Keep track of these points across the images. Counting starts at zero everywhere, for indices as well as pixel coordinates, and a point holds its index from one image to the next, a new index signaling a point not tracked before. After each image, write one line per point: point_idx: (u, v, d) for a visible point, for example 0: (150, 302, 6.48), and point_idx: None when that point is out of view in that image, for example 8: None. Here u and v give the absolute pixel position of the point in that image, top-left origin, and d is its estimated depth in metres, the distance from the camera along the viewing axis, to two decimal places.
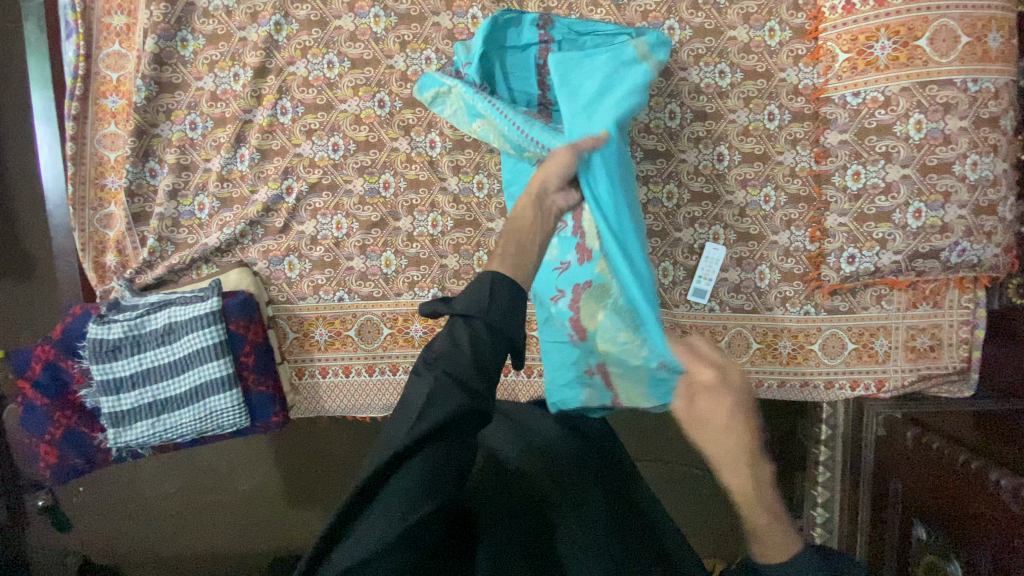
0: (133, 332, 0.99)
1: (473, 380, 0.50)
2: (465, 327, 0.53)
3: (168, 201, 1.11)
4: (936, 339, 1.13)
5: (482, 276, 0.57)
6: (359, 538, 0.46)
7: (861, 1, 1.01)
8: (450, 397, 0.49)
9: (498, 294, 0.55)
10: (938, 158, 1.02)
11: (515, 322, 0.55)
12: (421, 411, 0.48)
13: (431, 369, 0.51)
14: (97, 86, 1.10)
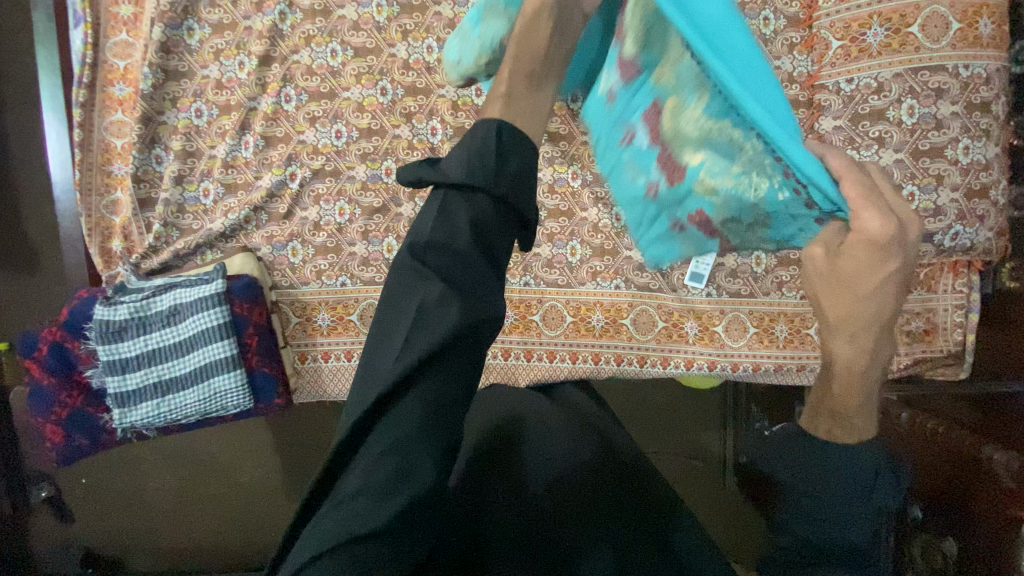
0: (138, 313, 1.01)
1: (468, 277, 0.51)
2: (454, 202, 0.53)
3: (173, 187, 1.12)
4: (931, 323, 1.14)
5: (482, 124, 0.57)
6: (347, 515, 0.45)
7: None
8: (445, 310, 0.49)
9: (507, 153, 0.55)
10: (931, 142, 1.04)
11: (524, 192, 0.54)
12: (407, 336, 0.49)
13: (422, 264, 0.52)
14: (105, 74, 1.12)
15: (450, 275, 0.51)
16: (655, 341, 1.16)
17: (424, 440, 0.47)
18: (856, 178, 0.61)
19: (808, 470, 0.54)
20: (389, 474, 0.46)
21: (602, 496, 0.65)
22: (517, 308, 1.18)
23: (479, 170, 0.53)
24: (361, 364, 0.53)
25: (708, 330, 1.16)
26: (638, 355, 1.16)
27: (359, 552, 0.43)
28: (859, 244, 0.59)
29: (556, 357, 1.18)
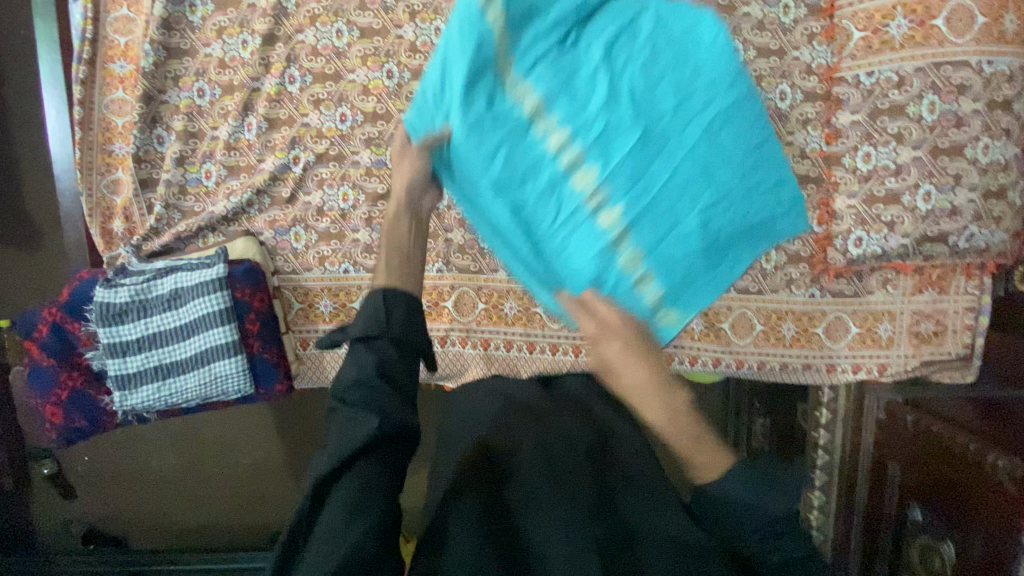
0: (139, 296, 1.00)
1: (381, 397, 0.57)
2: (361, 354, 0.60)
3: (175, 168, 1.11)
4: (941, 325, 1.13)
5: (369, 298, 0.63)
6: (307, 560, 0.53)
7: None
8: (360, 425, 0.56)
9: (393, 308, 0.62)
10: (951, 140, 1.00)
11: (415, 332, 0.62)
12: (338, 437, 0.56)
13: (339, 400, 0.58)
14: (105, 51, 1.09)
15: (362, 398, 0.57)
16: None
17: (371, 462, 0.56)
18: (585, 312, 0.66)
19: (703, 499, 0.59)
20: (342, 521, 0.53)
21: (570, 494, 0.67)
22: (521, 299, 1.16)
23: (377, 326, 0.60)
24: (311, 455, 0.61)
25: (714, 327, 1.16)
26: None
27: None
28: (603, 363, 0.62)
29: (559, 349, 1.17)
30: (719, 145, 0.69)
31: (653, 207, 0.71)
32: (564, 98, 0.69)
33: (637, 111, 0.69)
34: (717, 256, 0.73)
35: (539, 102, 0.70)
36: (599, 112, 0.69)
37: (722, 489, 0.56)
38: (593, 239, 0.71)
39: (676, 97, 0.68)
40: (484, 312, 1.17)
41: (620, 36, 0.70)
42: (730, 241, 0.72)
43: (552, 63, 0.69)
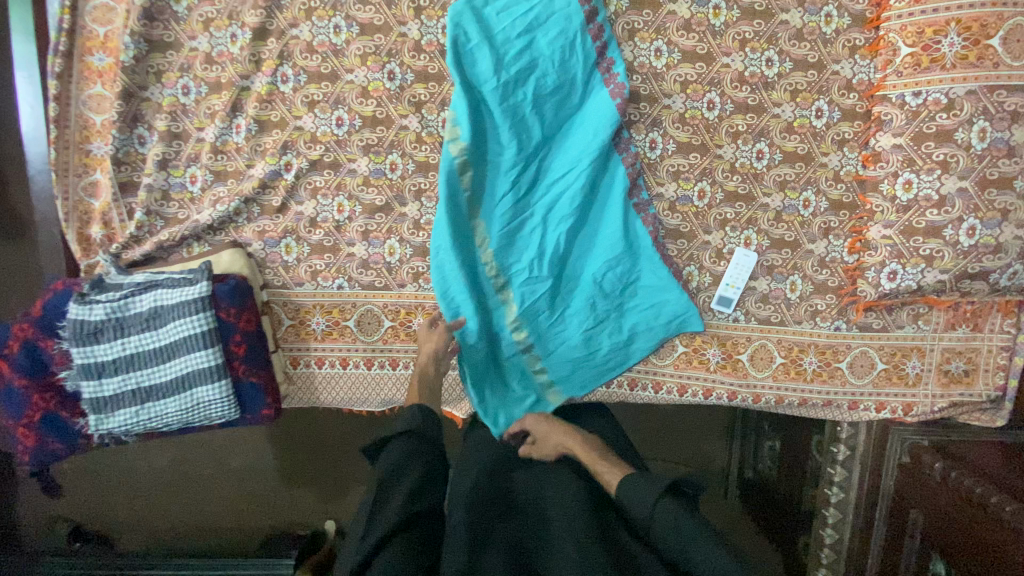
0: (116, 314, 0.93)
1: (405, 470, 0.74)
2: (395, 444, 0.79)
3: (157, 171, 1.02)
4: (973, 364, 1.06)
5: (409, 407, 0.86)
6: None
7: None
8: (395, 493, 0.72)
9: (419, 413, 0.84)
10: (1001, 171, 0.93)
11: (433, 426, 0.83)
12: (374, 511, 0.70)
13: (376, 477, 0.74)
14: (83, 42, 1.00)
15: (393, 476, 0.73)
16: (672, 366, 1.09)
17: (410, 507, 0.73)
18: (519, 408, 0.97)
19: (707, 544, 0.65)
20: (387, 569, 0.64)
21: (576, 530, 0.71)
22: None
23: (407, 423, 0.81)
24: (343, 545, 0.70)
25: (732, 358, 1.08)
26: (652, 380, 1.09)
27: None
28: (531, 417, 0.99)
29: None
30: (614, 277, 1.04)
31: (564, 327, 1.05)
32: (513, 246, 1.02)
33: (560, 253, 1.02)
34: (616, 363, 1.06)
35: (494, 248, 1.02)
36: (532, 259, 1.02)
37: (696, 531, 0.67)
38: (521, 345, 1.05)
39: (588, 247, 1.04)
40: None
41: (551, 201, 1.01)
42: (616, 348, 1.06)
43: (507, 223, 1.01)
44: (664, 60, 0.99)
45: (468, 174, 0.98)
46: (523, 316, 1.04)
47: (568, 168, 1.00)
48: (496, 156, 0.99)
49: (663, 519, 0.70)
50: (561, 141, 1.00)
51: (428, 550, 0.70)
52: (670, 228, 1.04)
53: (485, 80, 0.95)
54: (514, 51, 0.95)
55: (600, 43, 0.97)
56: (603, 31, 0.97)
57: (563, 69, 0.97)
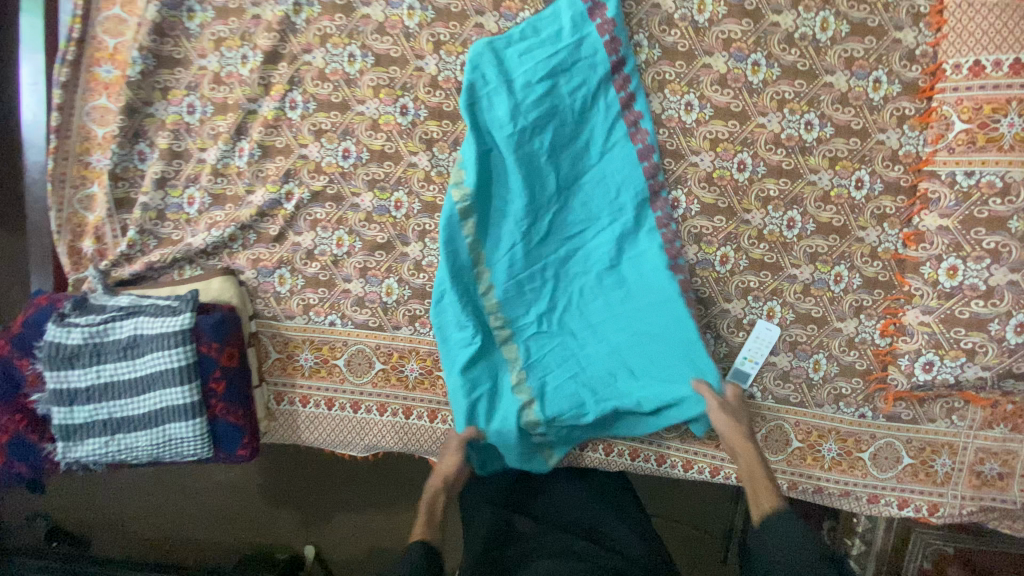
0: (94, 339, 0.88)
1: None
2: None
3: (154, 190, 0.98)
4: (1008, 467, 0.97)
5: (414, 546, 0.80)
6: None
7: (993, 66, 0.85)
8: None
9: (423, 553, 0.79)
10: None
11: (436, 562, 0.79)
12: None
13: None
14: (92, 52, 0.97)
15: None
16: (679, 439, 1.01)
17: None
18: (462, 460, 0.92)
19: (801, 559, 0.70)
20: None
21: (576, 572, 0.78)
22: None
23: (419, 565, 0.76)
24: None
25: None
26: (656, 453, 1.02)
27: None
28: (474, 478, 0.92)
29: None
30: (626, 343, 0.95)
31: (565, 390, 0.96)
32: (518, 297, 0.95)
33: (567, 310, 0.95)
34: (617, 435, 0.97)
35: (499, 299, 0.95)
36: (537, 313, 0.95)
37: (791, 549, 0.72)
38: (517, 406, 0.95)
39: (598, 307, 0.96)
40: None
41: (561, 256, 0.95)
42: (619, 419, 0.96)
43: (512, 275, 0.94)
44: (694, 115, 0.93)
45: (473, 219, 0.92)
46: (528, 380, 0.95)
47: (582, 224, 0.94)
48: (506, 204, 0.93)
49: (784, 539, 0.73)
50: (576, 193, 0.94)
51: None
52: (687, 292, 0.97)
53: (501, 125, 0.90)
54: (532, 97, 0.90)
55: (624, 95, 0.92)
56: (629, 81, 0.92)
57: (581, 122, 0.92)
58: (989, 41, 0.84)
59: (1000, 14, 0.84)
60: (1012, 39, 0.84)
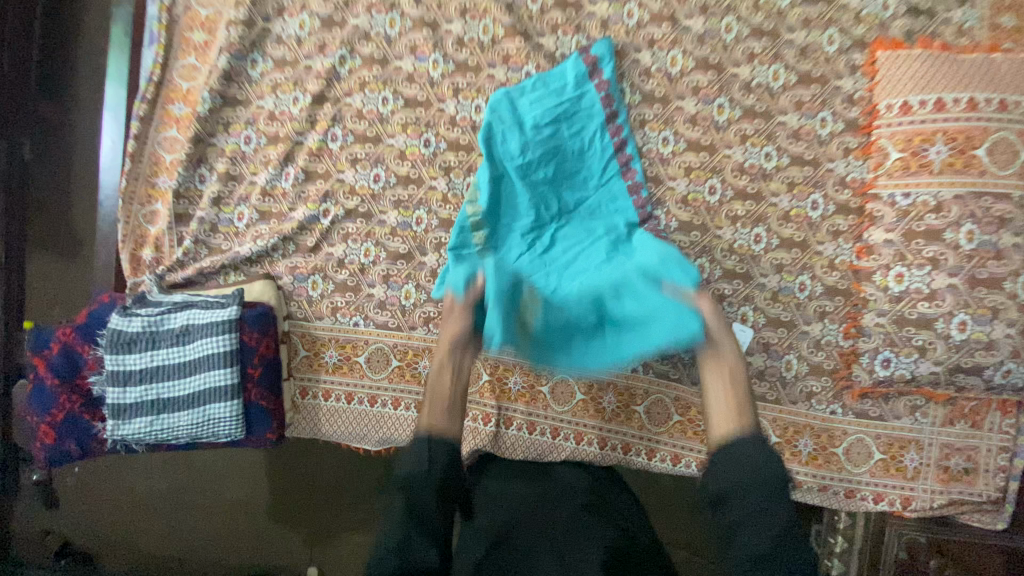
0: (151, 328, 1.01)
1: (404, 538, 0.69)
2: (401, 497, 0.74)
3: (211, 207, 1.15)
4: (973, 462, 1.05)
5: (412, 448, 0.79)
6: None
7: (919, 104, 1.00)
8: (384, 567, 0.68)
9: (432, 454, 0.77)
10: (990, 271, 0.97)
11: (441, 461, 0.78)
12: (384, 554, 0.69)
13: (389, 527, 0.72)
14: (167, 93, 1.16)
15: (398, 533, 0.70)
16: (667, 433, 1.11)
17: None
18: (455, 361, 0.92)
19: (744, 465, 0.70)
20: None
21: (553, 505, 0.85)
22: (526, 375, 1.13)
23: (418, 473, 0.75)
24: None
25: None
26: (646, 447, 1.11)
27: None
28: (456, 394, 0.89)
29: (559, 434, 1.12)
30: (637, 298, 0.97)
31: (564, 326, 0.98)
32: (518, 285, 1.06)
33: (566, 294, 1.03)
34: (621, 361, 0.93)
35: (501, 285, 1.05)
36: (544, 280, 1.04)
37: (738, 450, 0.72)
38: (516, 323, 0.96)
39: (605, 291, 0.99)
40: (487, 383, 1.14)
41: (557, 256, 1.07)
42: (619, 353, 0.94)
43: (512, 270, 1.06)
44: (671, 147, 1.10)
45: (482, 232, 1.07)
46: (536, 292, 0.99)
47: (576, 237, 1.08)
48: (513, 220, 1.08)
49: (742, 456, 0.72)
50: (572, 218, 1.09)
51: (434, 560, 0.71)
52: None
53: (511, 155, 1.07)
54: (539, 138, 1.07)
55: (618, 140, 1.09)
56: (621, 129, 1.09)
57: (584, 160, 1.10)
58: (915, 85, 1.01)
59: (924, 64, 1.00)
60: (933, 83, 0.99)
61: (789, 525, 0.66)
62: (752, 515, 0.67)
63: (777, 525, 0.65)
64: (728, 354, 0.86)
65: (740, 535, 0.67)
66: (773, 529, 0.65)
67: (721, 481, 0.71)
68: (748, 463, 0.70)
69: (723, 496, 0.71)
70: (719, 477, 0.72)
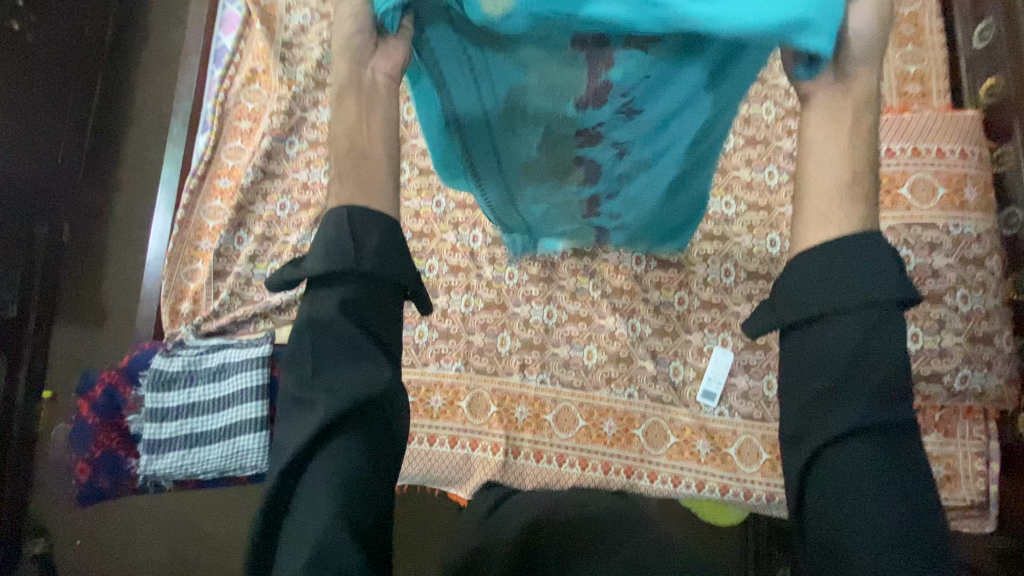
0: (190, 367, 1.12)
1: (339, 375, 0.52)
2: (347, 313, 0.53)
3: (247, 264, 1.30)
4: (954, 469, 1.12)
5: (352, 213, 0.54)
6: (308, 524, 0.50)
7: (898, 150, 1.18)
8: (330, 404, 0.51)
9: (362, 234, 0.53)
10: (930, 288, 1.12)
11: (396, 260, 0.55)
12: (327, 401, 0.51)
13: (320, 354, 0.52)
14: (215, 170, 1.37)
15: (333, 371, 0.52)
16: (666, 456, 1.18)
17: (374, 485, 0.53)
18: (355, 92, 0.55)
19: (834, 281, 0.48)
20: (357, 471, 0.51)
21: (588, 522, 0.94)
22: (531, 405, 1.22)
23: (380, 270, 0.53)
24: (305, 512, 0.50)
25: (720, 451, 1.17)
26: (648, 469, 1.18)
27: (339, 551, 0.48)
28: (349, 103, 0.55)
29: (565, 461, 1.19)
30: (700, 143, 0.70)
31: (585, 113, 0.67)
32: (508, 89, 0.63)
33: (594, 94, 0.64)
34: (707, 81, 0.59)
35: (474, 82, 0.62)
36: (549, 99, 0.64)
37: (805, 261, 0.50)
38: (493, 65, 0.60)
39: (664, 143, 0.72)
40: (496, 414, 1.22)
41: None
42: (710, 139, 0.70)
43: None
44: None
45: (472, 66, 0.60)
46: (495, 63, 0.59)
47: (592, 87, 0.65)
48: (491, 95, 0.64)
49: (845, 266, 0.48)
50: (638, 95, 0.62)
51: (388, 438, 0.55)
52: (656, 326, 1.23)
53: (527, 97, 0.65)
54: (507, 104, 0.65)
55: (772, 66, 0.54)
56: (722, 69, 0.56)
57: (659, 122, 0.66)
58: (916, 136, 1.18)
59: None
60: (904, 135, 1.19)
61: (893, 374, 0.47)
62: (836, 336, 0.48)
63: (872, 358, 0.47)
64: (852, 112, 0.50)
65: (814, 369, 0.49)
66: (873, 359, 0.47)
67: (800, 297, 0.49)
68: (844, 261, 0.48)
69: (800, 324, 0.50)
70: (794, 299, 0.50)
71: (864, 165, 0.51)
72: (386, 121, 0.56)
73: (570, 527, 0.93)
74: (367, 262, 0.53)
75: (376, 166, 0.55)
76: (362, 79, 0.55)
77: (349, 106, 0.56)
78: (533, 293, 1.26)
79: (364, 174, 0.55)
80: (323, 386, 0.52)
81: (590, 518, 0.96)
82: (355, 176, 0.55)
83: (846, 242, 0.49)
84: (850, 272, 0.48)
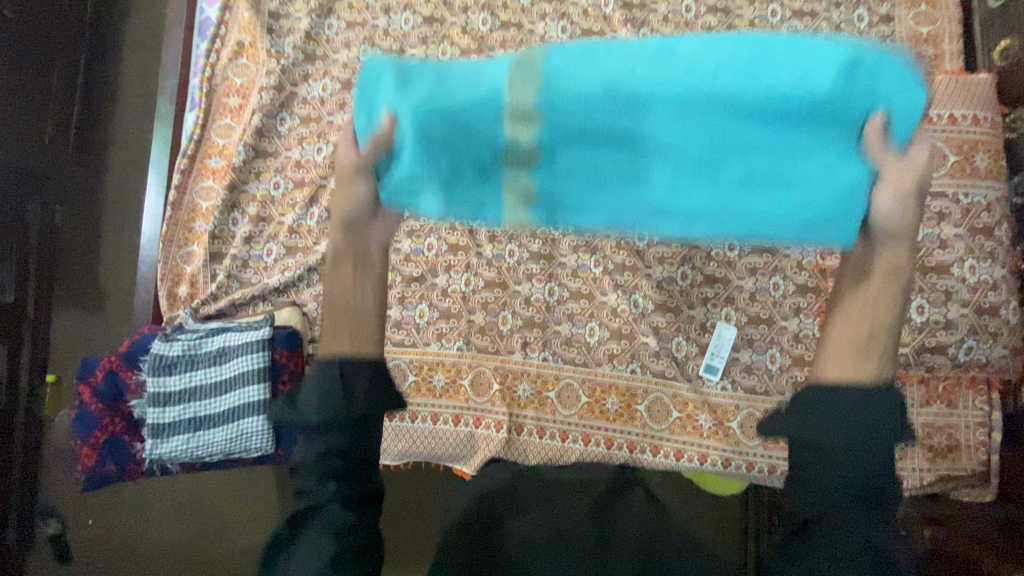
0: (190, 351, 1.12)
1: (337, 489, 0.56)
2: (345, 436, 0.56)
3: (243, 245, 1.28)
4: (955, 440, 1.12)
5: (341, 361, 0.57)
6: None
7: None
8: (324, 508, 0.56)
9: (351, 373, 0.57)
10: (938, 260, 1.10)
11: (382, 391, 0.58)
12: (323, 505, 0.56)
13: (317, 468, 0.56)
14: (205, 149, 1.33)
15: (328, 484, 0.56)
16: (668, 430, 1.19)
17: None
18: (349, 235, 0.60)
19: (850, 424, 0.53)
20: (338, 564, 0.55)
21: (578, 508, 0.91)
22: (534, 383, 1.22)
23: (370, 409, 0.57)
24: None
25: (723, 425, 1.18)
26: (650, 444, 1.18)
27: None
28: (348, 266, 0.59)
29: (568, 437, 1.20)
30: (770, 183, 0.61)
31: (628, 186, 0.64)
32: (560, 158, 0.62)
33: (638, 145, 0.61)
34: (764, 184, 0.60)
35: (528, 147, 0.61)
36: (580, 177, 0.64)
37: (823, 401, 0.55)
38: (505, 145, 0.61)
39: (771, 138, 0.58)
40: (499, 392, 1.22)
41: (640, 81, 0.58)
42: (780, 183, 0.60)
43: (555, 193, 0.64)
44: None
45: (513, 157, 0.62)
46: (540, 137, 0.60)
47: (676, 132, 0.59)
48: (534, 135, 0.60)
49: (856, 421, 0.53)
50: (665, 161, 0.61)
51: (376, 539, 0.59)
52: (659, 302, 1.21)
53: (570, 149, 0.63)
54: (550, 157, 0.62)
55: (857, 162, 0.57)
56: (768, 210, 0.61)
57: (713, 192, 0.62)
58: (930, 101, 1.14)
59: None
60: None
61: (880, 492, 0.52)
62: (846, 464, 0.53)
63: (853, 488, 0.52)
64: (881, 278, 0.56)
65: (814, 483, 0.54)
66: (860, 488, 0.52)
67: (818, 430, 0.54)
68: (857, 411, 0.54)
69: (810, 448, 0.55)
70: (810, 432, 0.55)
71: (889, 324, 0.56)
72: (377, 284, 0.60)
73: (558, 512, 0.90)
74: (357, 399, 0.56)
75: (363, 319, 0.59)
76: (362, 245, 0.60)
77: (346, 271, 0.59)
78: (534, 270, 1.24)
79: (354, 326, 0.59)
80: (317, 495, 0.56)
81: (581, 502, 0.92)
82: (347, 327, 0.59)
83: (866, 397, 0.54)
84: (850, 416, 0.53)
